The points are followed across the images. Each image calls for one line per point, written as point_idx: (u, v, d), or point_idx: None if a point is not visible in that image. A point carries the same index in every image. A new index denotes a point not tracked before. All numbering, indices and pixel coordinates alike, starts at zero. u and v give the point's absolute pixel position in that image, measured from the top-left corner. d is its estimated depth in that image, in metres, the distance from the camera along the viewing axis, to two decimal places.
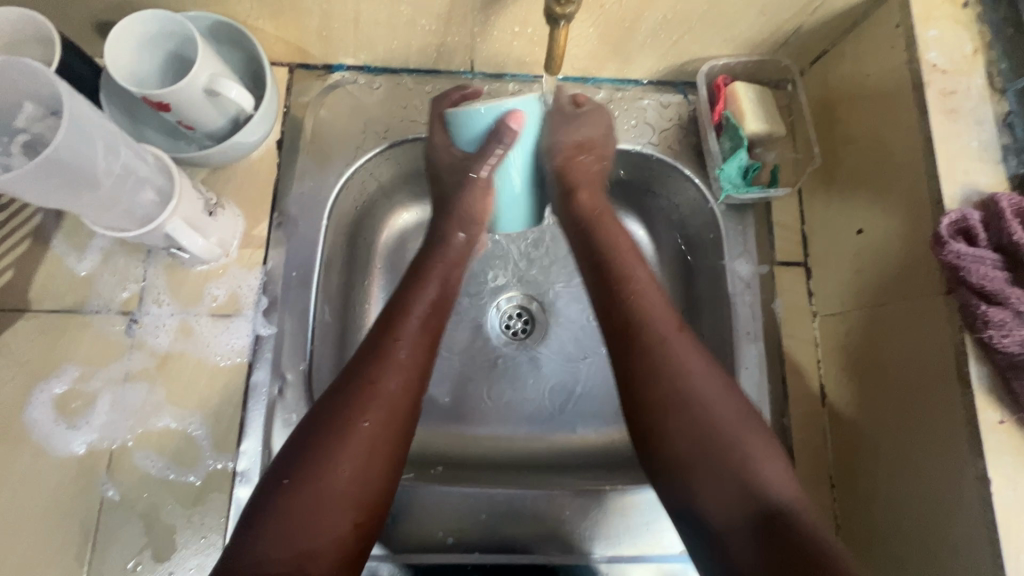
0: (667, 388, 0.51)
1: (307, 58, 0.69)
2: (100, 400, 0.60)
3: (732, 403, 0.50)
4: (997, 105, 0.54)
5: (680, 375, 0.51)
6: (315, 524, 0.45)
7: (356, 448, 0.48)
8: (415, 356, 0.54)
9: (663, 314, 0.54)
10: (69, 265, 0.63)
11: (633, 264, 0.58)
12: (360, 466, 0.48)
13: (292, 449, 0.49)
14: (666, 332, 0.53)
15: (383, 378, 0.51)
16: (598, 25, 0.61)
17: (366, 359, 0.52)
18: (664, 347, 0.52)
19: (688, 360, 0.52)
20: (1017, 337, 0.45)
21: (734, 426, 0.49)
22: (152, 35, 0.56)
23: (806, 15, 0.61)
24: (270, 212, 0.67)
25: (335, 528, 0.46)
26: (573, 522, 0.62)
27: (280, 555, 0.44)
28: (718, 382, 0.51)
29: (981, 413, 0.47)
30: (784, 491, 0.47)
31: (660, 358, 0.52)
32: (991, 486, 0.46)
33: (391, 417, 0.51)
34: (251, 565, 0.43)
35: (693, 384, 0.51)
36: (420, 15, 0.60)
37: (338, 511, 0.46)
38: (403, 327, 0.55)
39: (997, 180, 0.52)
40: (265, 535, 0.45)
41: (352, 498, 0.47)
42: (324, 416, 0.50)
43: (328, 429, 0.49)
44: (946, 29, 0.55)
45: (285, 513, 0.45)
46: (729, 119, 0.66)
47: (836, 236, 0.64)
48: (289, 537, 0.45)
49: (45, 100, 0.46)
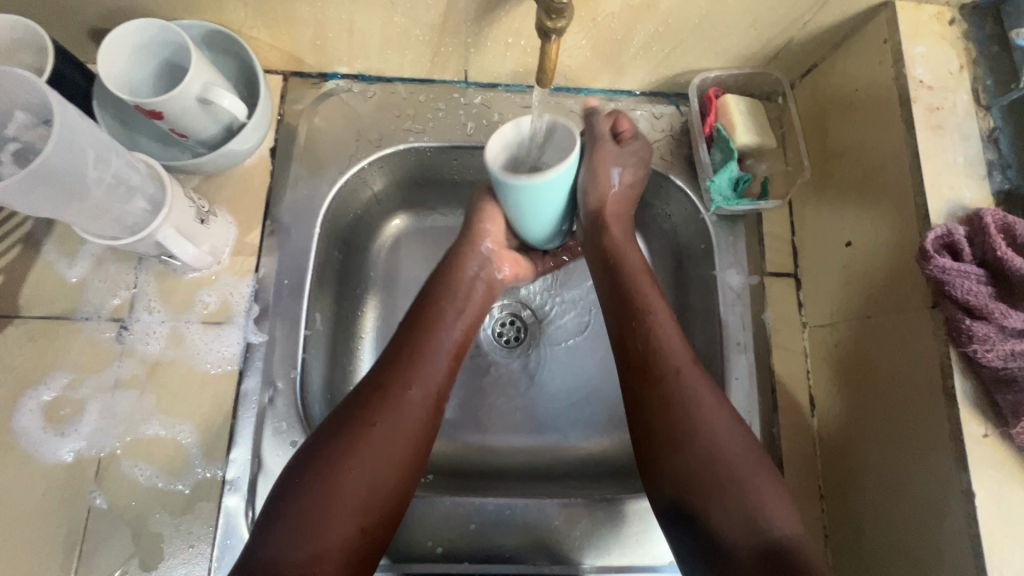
0: (676, 421, 0.51)
1: (301, 67, 0.69)
2: (89, 407, 0.60)
3: (736, 431, 0.51)
4: (982, 121, 0.55)
5: (691, 410, 0.52)
6: (325, 525, 0.47)
7: (372, 452, 0.50)
8: (439, 371, 0.57)
9: (678, 347, 0.55)
10: (59, 271, 0.63)
11: (650, 295, 0.59)
12: (370, 470, 0.50)
13: (308, 453, 0.50)
14: (679, 366, 0.54)
15: (402, 388, 0.54)
16: (591, 38, 0.61)
17: (387, 370, 0.55)
18: (677, 381, 0.53)
19: (700, 395, 0.52)
20: (1000, 351, 0.46)
21: (741, 461, 0.50)
22: (146, 43, 0.56)
23: (797, 30, 0.61)
24: (263, 219, 0.67)
25: (342, 532, 0.47)
26: (563, 532, 0.62)
27: (290, 555, 0.45)
28: (729, 418, 0.52)
29: (966, 426, 0.48)
30: (787, 527, 0.47)
31: (672, 392, 0.52)
32: (975, 499, 0.46)
33: (409, 425, 0.53)
34: (265, 561, 0.45)
35: (702, 418, 0.51)
36: (414, 26, 0.60)
37: (347, 515, 0.48)
38: (425, 343, 0.58)
39: (982, 195, 0.53)
40: (279, 535, 0.46)
41: (363, 501, 0.49)
42: (342, 421, 0.52)
43: (346, 433, 0.50)
44: (932, 46, 0.56)
45: (298, 512, 0.47)
46: (720, 131, 0.67)
47: (825, 247, 0.64)
48: (299, 538, 0.46)
49: (36, 109, 0.46)
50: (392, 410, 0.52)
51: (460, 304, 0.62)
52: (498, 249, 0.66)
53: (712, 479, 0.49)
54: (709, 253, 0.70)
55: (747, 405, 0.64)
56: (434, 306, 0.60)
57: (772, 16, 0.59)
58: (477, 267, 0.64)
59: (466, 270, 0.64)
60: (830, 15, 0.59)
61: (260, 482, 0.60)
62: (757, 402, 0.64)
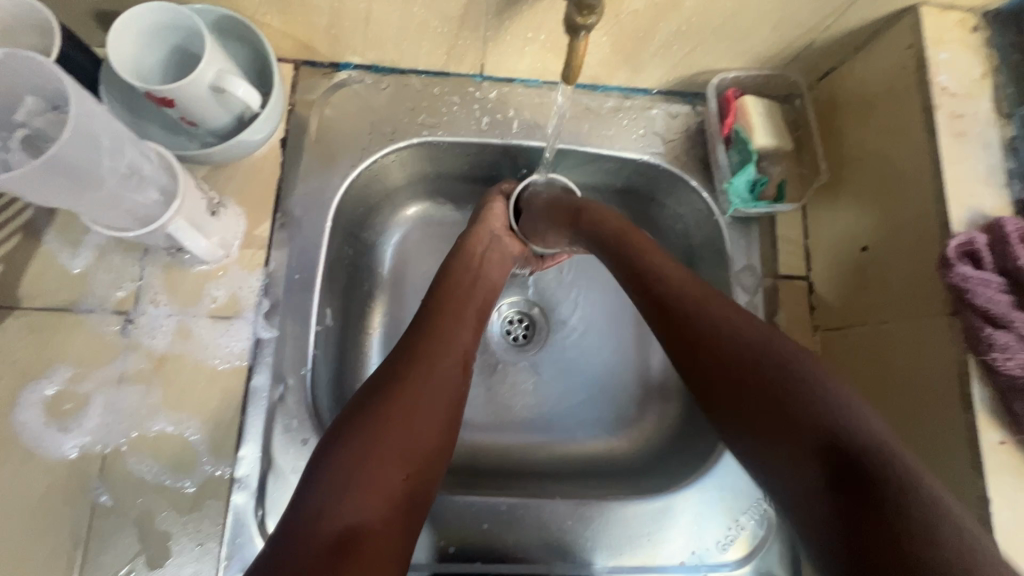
0: (706, 335, 0.49)
1: (313, 56, 0.67)
2: (93, 402, 0.58)
3: (767, 335, 0.47)
4: (1003, 130, 0.55)
5: (714, 324, 0.49)
6: (372, 476, 0.45)
7: (412, 402, 0.49)
8: (462, 330, 0.58)
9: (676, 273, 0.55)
10: (61, 262, 0.61)
11: (650, 246, 0.58)
12: (413, 418, 0.49)
13: (345, 418, 0.49)
14: (693, 301, 0.52)
15: (432, 347, 0.54)
16: (613, 34, 0.60)
17: (418, 335, 0.55)
18: (695, 315, 0.51)
19: (720, 315, 0.50)
20: (1020, 360, 0.46)
21: (783, 361, 0.45)
22: (157, 27, 0.54)
23: (819, 33, 0.61)
24: (273, 211, 0.65)
25: (387, 484, 0.45)
26: (575, 531, 0.62)
27: (337, 507, 0.43)
28: (762, 327, 0.48)
29: (983, 433, 0.48)
30: (862, 417, 0.40)
31: (700, 320, 0.50)
32: (991, 505, 0.47)
33: (445, 377, 0.53)
34: (312, 516, 0.43)
35: (729, 327, 0.49)
36: (434, 17, 0.58)
37: (390, 468, 0.46)
38: (451, 309, 0.59)
39: (1002, 205, 0.53)
40: (319, 490, 0.44)
41: (406, 451, 0.47)
42: (380, 385, 0.51)
43: (383, 394, 0.49)
44: (956, 53, 0.56)
45: (341, 468, 0.45)
46: (740, 132, 0.67)
47: (839, 251, 0.65)
48: (344, 490, 0.44)
49: (49, 95, 0.45)
50: (425, 365, 0.52)
51: (471, 276, 0.63)
52: (504, 232, 0.69)
53: (762, 386, 0.45)
54: (722, 255, 0.70)
55: None
56: (454, 278, 0.62)
57: (797, 18, 0.58)
58: (484, 248, 0.66)
59: (473, 246, 0.65)
60: (852, 20, 0.58)
61: (269, 481, 0.59)
62: None
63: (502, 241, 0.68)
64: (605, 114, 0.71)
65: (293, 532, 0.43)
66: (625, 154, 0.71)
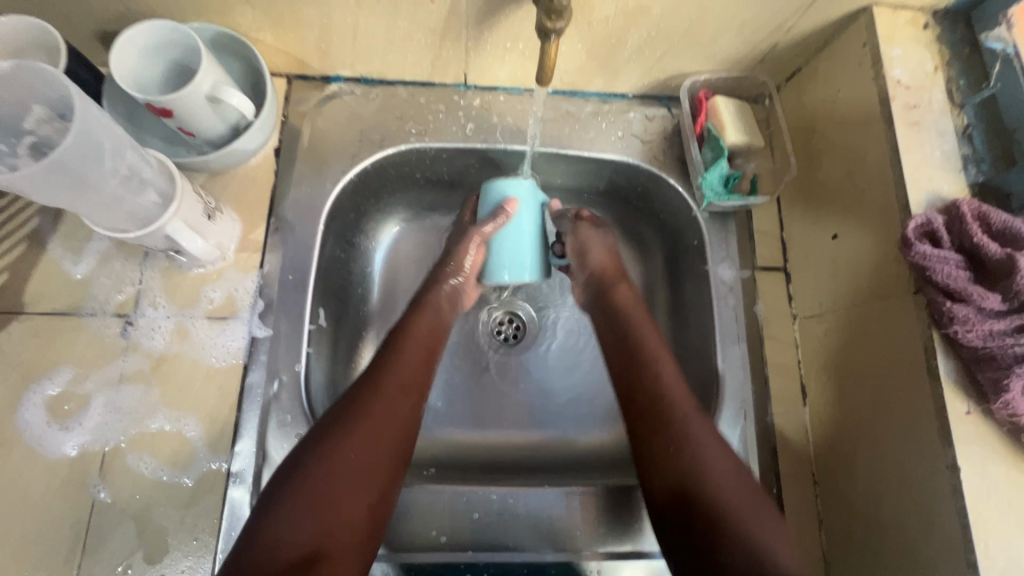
0: (676, 435, 0.54)
1: (305, 70, 0.71)
2: (93, 401, 0.60)
3: (728, 460, 0.52)
4: (958, 118, 0.58)
5: (687, 438, 0.54)
6: (333, 508, 0.48)
7: (371, 440, 0.52)
8: (421, 371, 0.59)
9: (674, 380, 0.59)
10: (65, 268, 0.64)
11: (658, 350, 0.62)
12: (370, 453, 0.51)
13: (307, 446, 0.51)
14: (682, 411, 0.56)
15: (386, 379, 0.56)
16: (586, 41, 0.63)
17: (377, 367, 0.58)
18: (684, 426, 0.55)
19: (685, 419, 0.55)
20: (980, 331, 0.48)
21: (737, 490, 0.50)
22: (157, 44, 0.57)
23: (781, 35, 0.64)
24: (268, 217, 0.68)
25: (350, 515, 0.48)
26: (565, 519, 0.63)
27: (294, 535, 0.46)
28: (729, 455, 0.53)
29: (951, 404, 0.49)
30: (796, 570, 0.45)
31: (672, 432, 0.54)
32: (961, 473, 0.48)
33: (390, 412, 0.54)
34: (270, 544, 0.45)
35: (694, 435, 0.54)
36: (416, 29, 0.62)
37: (353, 500, 0.49)
38: (407, 343, 0.60)
39: (959, 187, 0.55)
40: (281, 518, 0.47)
41: (363, 483, 0.50)
42: (339, 414, 0.53)
43: (339, 425, 0.52)
44: (909, 48, 0.59)
45: (302, 500, 0.47)
46: (710, 130, 0.70)
47: (814, 241, 0.67)
48: (304, 520, 0.47)
49: (53, 103, 0.48)
50: (390, 401, 0.55)
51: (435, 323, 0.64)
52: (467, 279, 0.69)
53: (724, 514, 0.48)
54: (702, 249, 0.72)
55: (740, 393, 0.66)
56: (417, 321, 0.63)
57: (758, 22, 0.62)
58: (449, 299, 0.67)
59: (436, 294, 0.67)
60: (812, 21, 0.62)
61: (265, 474, 0.61)
62: (751, 391, 0.67)
63: (449, 289, 0.67)
64: (584, 118, 0.74)
65: (249, 555, 0.45)
66: (605, 156, 0.74)
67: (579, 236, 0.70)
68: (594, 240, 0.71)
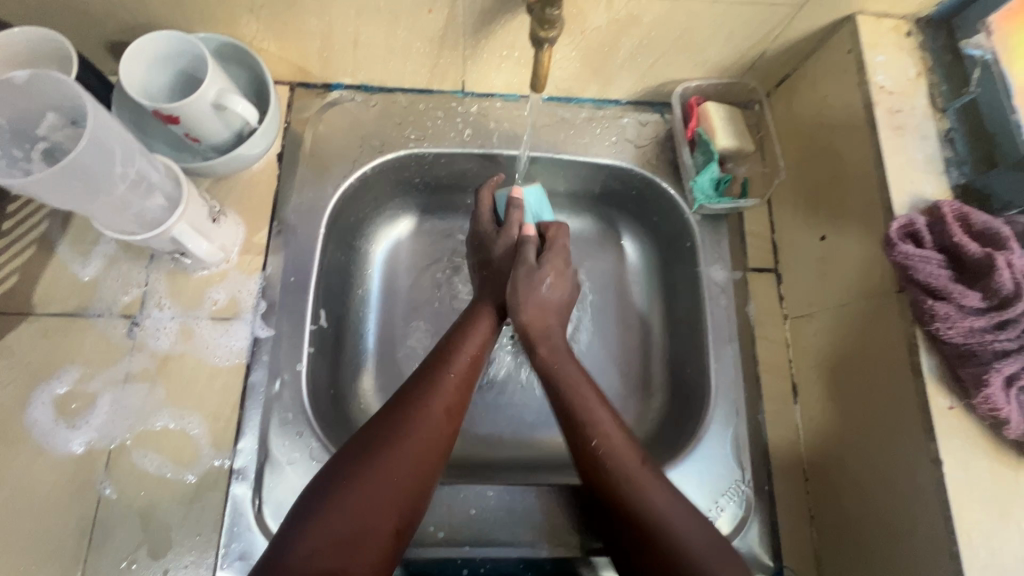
0: (630, 499, 0.52)
1: (307, 78, 0.73)
2: (99, 400, 0.62)
3: (688, 516, 0.51)
4: (939, 122, 0.60)
5: (643, 501, 0.51)
6: (362, 528, 0.47)
7: (406, 463, 0.52)
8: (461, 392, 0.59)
9: (620, 439, 0.55)
10: (73, 270, 0.65)
11: (595, 406, 0.57)
12: (404, 475, 0.51)
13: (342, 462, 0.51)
14: (633, 474, 0.53)
15: (431, 401, 0.56)
16: (579, 49, 0.66)
17: (418, 385, 0.57)
18: (640, 491, 0.52)
19: (637, 479, 0.52)
20: (960, 328, 0.49)
21: (700, 546, 0.48)
22: (166, 53, 0.59)
23: (769, 42, 0.66)
24: (271, 220, 0.70)
25: (378, 537, 0.48)
26: (560, 516, 0.65)
27: (328, 554, 0.45)
28: (687, 511, 0.51)
29: (933, 399, 0.51)
30: None
31: (627, 496, 0.52)
32: (944, 466, 0.49)
33: (431, 434, 0.54)
34: (302, 558, 0.45)
35: (648, 496, 0.52)
36: (415, 38, 0.64)
37: (382, 522, 0.49)
38: (454, 362, 0.60)
39: (941, 189, 0.57)
40: (315, 532, 0.46)
41: (395, 507, 0.50)
42: (376, 431, 0.53)
43: (377, 445, 0.52)
44: (892, 55, 0.61)
45: (335, 515, 0.47)
46: (701, 135, 0.72)
47: (803, 242, 0.69)
48: (337, 537, 0.46)
49: (67, 111, 0.50)
50: (428, 423, 0.54)
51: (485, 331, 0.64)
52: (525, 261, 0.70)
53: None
54: (694, 251, 0.74)
55: (732, 392, 0.67)
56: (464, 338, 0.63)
57: (746, 30, 0.64)
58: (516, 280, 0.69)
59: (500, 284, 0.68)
60: (798, 29, 0.64)
61: (266, 471, 0.62)
62: (743, 389, 0.68)
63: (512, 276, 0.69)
64: (579, 124, 0.76)
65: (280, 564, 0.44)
66: (599, 160, 0.76)
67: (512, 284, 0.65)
68: (525, 289, 0.65)
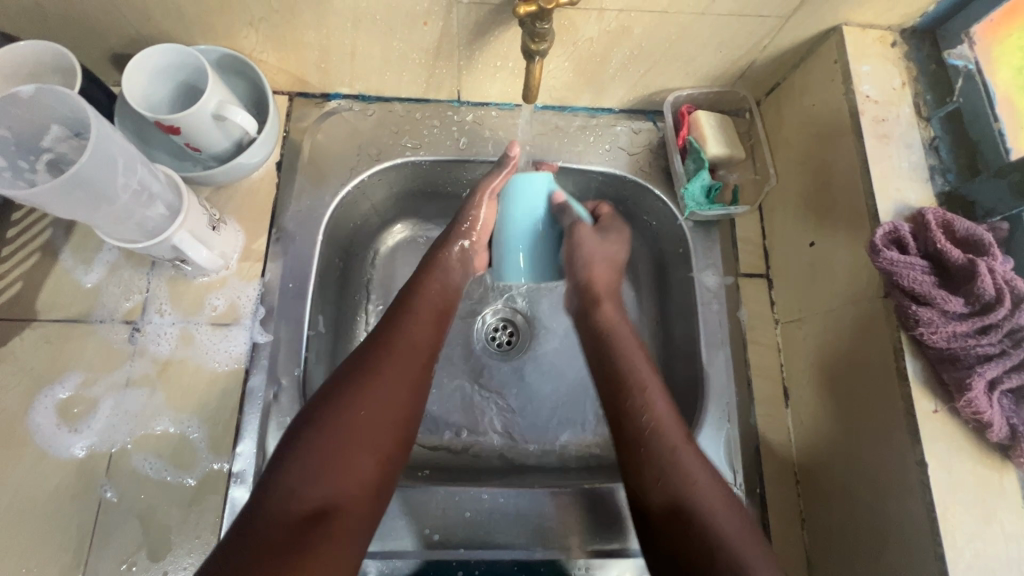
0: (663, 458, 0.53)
1: (306, 88, 0.74)
2: (102, 404, 0.63)
3: (711, 476, 0.52)
4: (925, 131, 0.61)
5: (673, 460, 0.52)
6: (343, 467, 0.49)
7: (382, 404, 0.53)
8: (428, 330, 0.60)
9: (661, 404, 0.56)
10: (76, 277, 0.67)
11: (639, 368, 0.59)
12: (380, 416, 0.52)
13: (315, 404, 0.52)
14: (674, 442, 0.54)
15: (399, 341, 0.57)
16: (572, 60, 0.67)
17: (385, 325, 0.58)
18: (674, 449, 0.53)
19: (674, 440, 0.54)
20: (943, 333, 0.50)
21: (720, 501, 0.50)
22: (168, 66, 0.61)
23: (758, 52, 0.68)
24: (269, 227, 0.71)
25: (360, 473, 0.50)
26: (554, 519, 0.65)
27: (310, 491, 0.47)
28: (713, 475, 0.52)
29: (918, 403, 0.52)
30: None
31: (660, 454, 0.53)
32: (929, 469, 0.50)
33: (405, 374, 0.55)
34: (282, 496, 0.47)
35: (681, 454, 0.53)
36: (411, 49, 0.66)
37: (362, 461, 0.50)
38: (418, 303, 0.61)
39: (926, 196, 0.58)
40: (295, 473, 0.48)
41: (373, 445, 0.51)
42: (351, 371, 0.54)
43: (349, 384, 0.53)
44: (877, 65, 0.62)
45: (312, 455, 0.49)
46: (693, 143, 0.73)
47: (794, 248, 0.70)
48: (317, 477, 0.48)
49: (71, 123, 0.52)
50: (399, 360, 0.56)
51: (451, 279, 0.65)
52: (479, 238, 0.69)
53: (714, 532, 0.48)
54: (686, 257, 0.75)
55: (724, 396, 0.68)
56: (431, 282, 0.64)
57: (735, 41, 0.65)
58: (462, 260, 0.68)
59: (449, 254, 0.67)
60: (786, 39, 0.65)
61: (265, 474, 0.63)
62: (735, 393, 0.69)
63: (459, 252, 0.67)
64: (573, 132, 0.78)
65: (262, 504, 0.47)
66: (593, 167, 0.77)
67: (576, 238, 0.66)
68: (592, 246, 0.67)
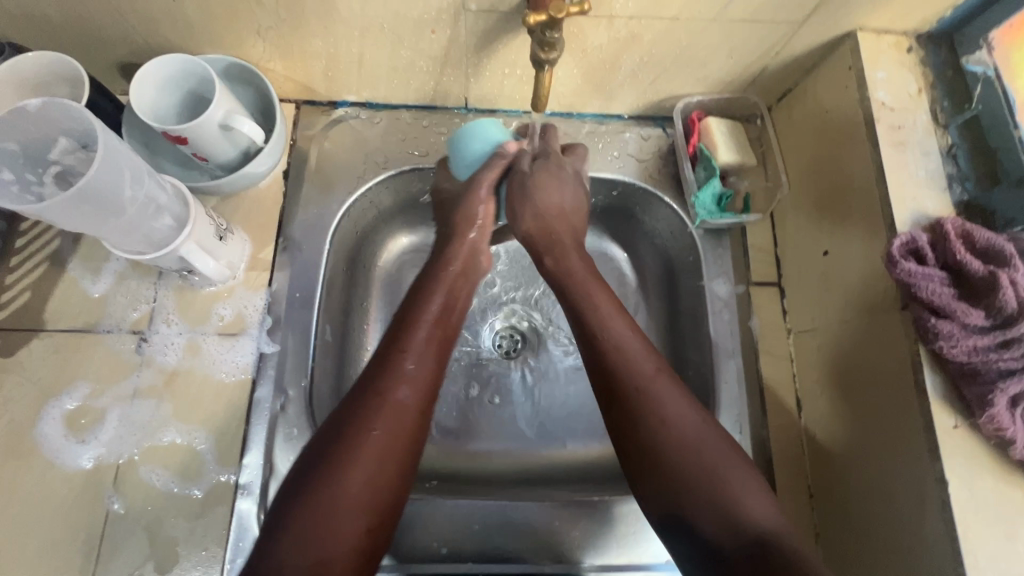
0: (639, 404, 0.54)
1: (312, 95, 0.74)
2: (109, 415, 0.63)
3: (692, 416, 0.53)
4: (942, 138, 0.60)
5: (652, 404, 0.54)
6: (332, 530, 0.46)
7: (374, 461, 0.50)
8: (424, 365, 0.57)
9: (640, 356, 0.57)
10: (83, 287, 0.67)
11: (608, 315, 0.60)
12: (372, 474, 0.49)
13: (308, 461, 0.50)
14: (645, 380, 0.55)
15: (393, 389, 0.53)
16: (580, 67, 0.66)
17: (378, 371, 0.55)
18: (649, 390, 0.55)
19: (652, 381, 0.55)
20: (964, 347, 0.49)
21: (698, 436, 0.52)
22: (175, 76, 0.61)
23: (770, 58, 0.67)
24: (276, 237, 0.71)
25: (350, 533, 0.47)
26: (564, 532, 0.64)
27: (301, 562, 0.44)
28: (694, 415, 0.54)
29: (937, 418, 0.51)
30: (768, 522, 0.48)
31: (639, 402, 0.54)
32: (949, 486, 0.49)
33: (399, 424, 0.52)
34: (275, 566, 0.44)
35: (658, 393, 0.54)
36: (418, 57, 0.65)
37: (353, 519, 0.47)
38: (411, 340, 0.58)
39: (944, 205, 0.57)
40: (286, 542, 0.45)
41: (368, 506, 0.49)
42: (341, 425, 0.51)
43: (343, 442, 0.50)
44: (892, 71, 0.61)
45: (304, 518, 0.46)
46: (703, 150, 0.73)
47: (806, 257, 0.69)
48: (308, 544, 0.45)
49: (78, 135, 0.51)
50: (394, 412, 0.52)
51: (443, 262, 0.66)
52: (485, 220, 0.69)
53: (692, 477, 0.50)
54: (697, 265, 0.74)
55: (736, 407, 0.67)
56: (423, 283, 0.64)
57: (746, 47, 0.64)
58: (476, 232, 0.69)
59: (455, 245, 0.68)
60: (799, 44, 0.64)
61: (272, 486, 0.62)
62: (747, 404, 0.68)
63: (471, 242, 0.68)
64: (581, 139, 0.77)
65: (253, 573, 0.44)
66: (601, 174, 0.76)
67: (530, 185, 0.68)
68: (548, 191, 0.68)
